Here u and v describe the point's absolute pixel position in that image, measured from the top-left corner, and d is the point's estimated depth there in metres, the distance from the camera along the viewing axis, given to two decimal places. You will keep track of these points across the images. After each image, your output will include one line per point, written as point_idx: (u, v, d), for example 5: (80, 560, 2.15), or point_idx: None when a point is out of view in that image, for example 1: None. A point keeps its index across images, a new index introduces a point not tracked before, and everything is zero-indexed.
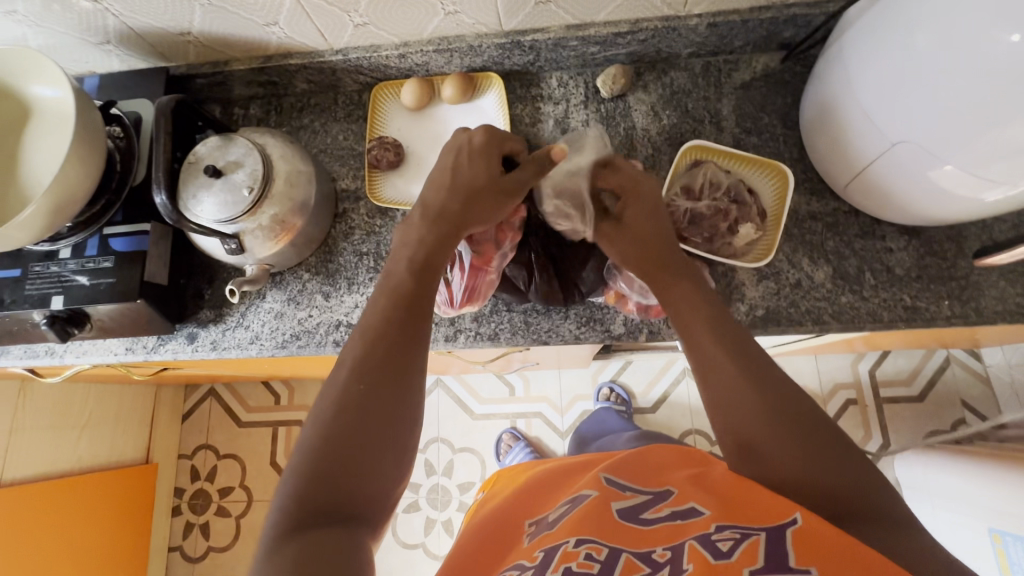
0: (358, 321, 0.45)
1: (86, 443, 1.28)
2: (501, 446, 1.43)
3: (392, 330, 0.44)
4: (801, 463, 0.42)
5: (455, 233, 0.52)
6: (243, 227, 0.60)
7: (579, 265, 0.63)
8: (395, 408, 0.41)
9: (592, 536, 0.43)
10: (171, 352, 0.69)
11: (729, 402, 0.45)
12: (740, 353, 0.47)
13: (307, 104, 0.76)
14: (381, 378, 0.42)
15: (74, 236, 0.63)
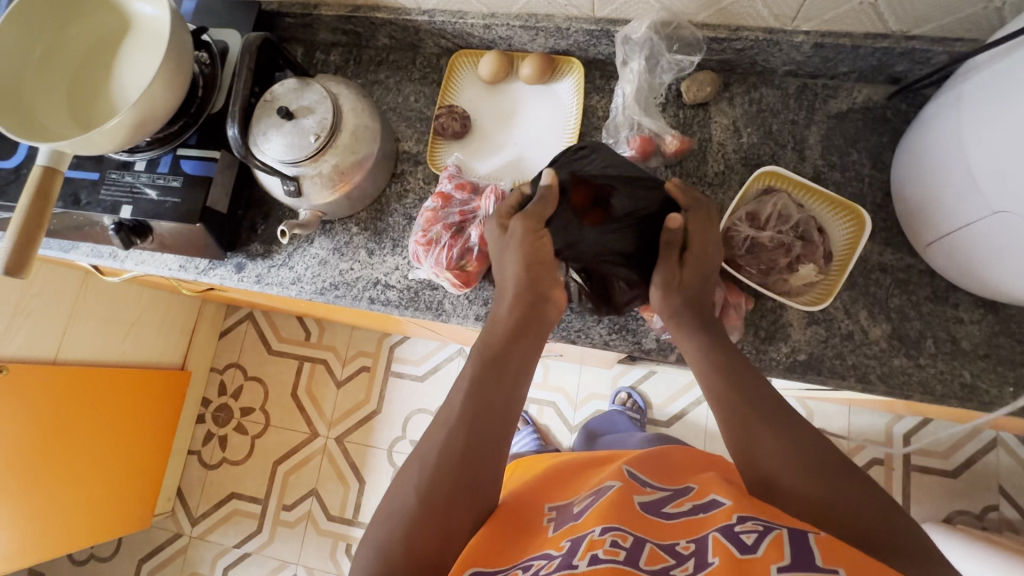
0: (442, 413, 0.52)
1: (132, 340, 1.36)
2: None
3: (474, 413, 0.50)
4: (821, 492, 0.48)
5: (531, 330, 0.56)
6: (304, 172, 0.62)
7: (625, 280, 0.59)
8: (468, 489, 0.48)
9: (618, 526, 0.49)
10: (218, 278, 0.72)
11: (756, 455, 0.51)
12: (761, 405, 0.53)
13: (385, 59, 0.76)
14: (466, 470, 0.48)
15: (150, 151, 0.66)
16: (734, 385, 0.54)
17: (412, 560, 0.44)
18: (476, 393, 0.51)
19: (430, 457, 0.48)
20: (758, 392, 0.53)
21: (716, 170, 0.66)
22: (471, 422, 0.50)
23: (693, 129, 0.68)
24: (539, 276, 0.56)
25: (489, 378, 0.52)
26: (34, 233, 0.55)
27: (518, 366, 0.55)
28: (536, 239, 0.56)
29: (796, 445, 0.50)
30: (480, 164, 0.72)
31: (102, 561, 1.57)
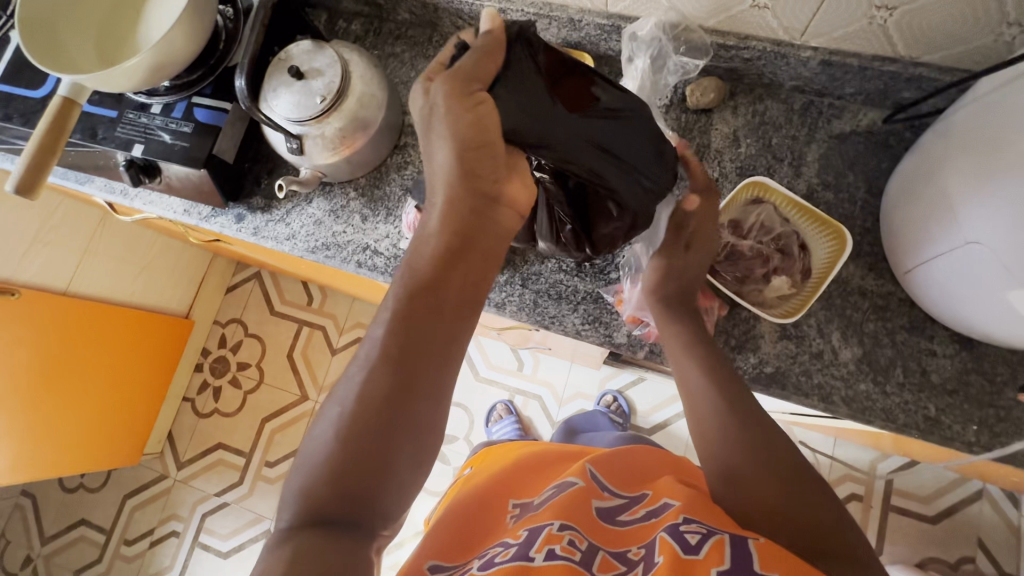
0: (365, 342, 0.48)
1: (141, 283, 1.41)
2: (493, 413, 1.48)
3: (403, 342, 0.47)
4: (776, 494, 0.49)
5: (466, 242, 0.51)
6: (308, 131, 0.64)
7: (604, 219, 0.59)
8: (398, 426, 0.45)
9: (575, 525, 0.50)
10: (218, 226, 0.75)
11: (717, 443, 0.52)
12: (731, 396, 0.53)
13: (403, 34, 0.78)
14: (396, 393, 0.45)
15: (167, 96, 0.69)
16: (712, 377, 0.53)
17: (336, 496, 0.43)
18: (406, 320, 0.48)
19: (352, 392, 0.45)
20: (730, 386, 0.53)
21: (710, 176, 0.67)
22: (399, 352, 0.46)
23: (693, 134, 0.68)
24: (479, 164, 0.51)
25: (421, 306, 0.48)
26: (46, 158, 0.58)
27: (457, 291, 0.50)
28: (476, 114, 0.49)
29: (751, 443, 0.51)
30: None
31: (90, 492, 1.64)
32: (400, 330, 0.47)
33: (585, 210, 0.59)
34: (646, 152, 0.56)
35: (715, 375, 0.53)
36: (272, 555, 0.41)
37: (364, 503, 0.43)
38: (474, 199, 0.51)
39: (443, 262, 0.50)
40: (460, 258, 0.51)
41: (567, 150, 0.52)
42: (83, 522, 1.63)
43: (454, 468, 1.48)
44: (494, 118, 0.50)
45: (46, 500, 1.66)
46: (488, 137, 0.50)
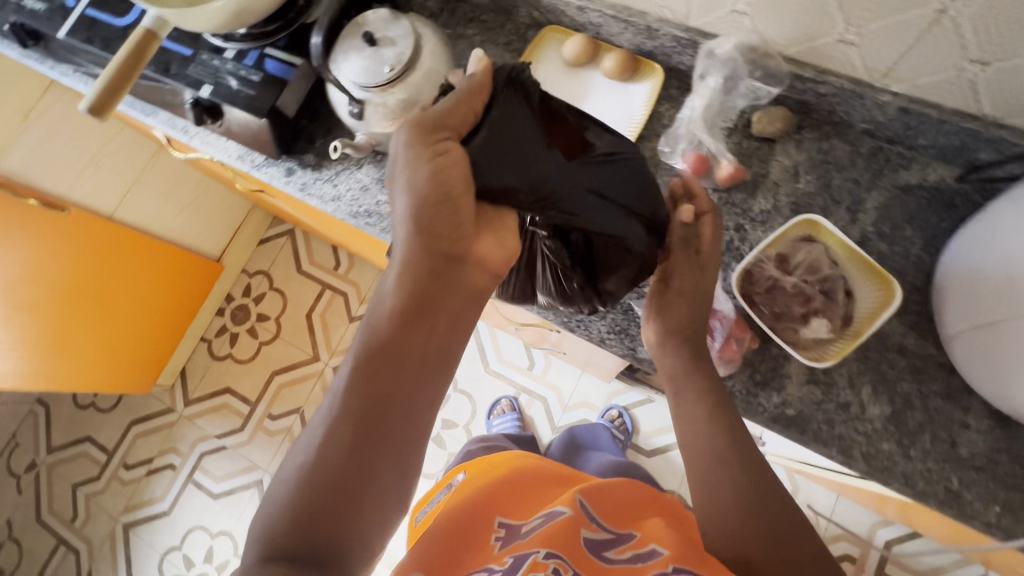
0: (330, 399, 0.53)
1: (182, 221, 1.45)
2: (495, 407, 1.50)
3: (362, 399, 0.52)
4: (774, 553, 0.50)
5: (423, 301, 0.57)
6: (370, 98, 0.65)
7: (608, 272, 0.59)
8: (356, 479, 0.50)
9: (561, 554, 0.52)
10: (268, 176, 0.77)
11: (713, 492, 0.53)
12: (735, 446, 0.53)
13: (477, 17, 0.78)
14: (357, 439, 0.51)
15: (242, 43, 0.70)
16: (715, 428, 0.54)
17: (298, 539, 0.47)
18: (365, 379, 0.53)
19: (314, 448, 0.51)
20: (736, 439, 0.54)
21: (762, 207, 0.65)
22: (360, 409, 0.52)
23: (753, 161, 0.67)
24: (436, 226, 0.56)
25: (379, 366, 0.54)
26: (121, 84, 0.60)
27: (418, 348, 0.56)
28: (438, 163, 0.54)
29: (746, 490, 0.52)
30: None
31: (99, 412, 1.70)
32: (361, 387, 0.53)
33: (590, 259, 0.58)
34: (639, 194, 0.56)
35: (721, 425, 0.54)
36: None
37: (325, 545, 0.48)
38: (432, 258, 0.56)
39: (402, 319, 0.56)
40: (417, 318, 0.56)
41: (563, 198, 0.54)
42: (89, 439, 1.69)
43: (449, 453, 1.49)
44: (459, 166, 0.54)
45: (58, 411, 1.72)
46: (454, 193, 0.55)
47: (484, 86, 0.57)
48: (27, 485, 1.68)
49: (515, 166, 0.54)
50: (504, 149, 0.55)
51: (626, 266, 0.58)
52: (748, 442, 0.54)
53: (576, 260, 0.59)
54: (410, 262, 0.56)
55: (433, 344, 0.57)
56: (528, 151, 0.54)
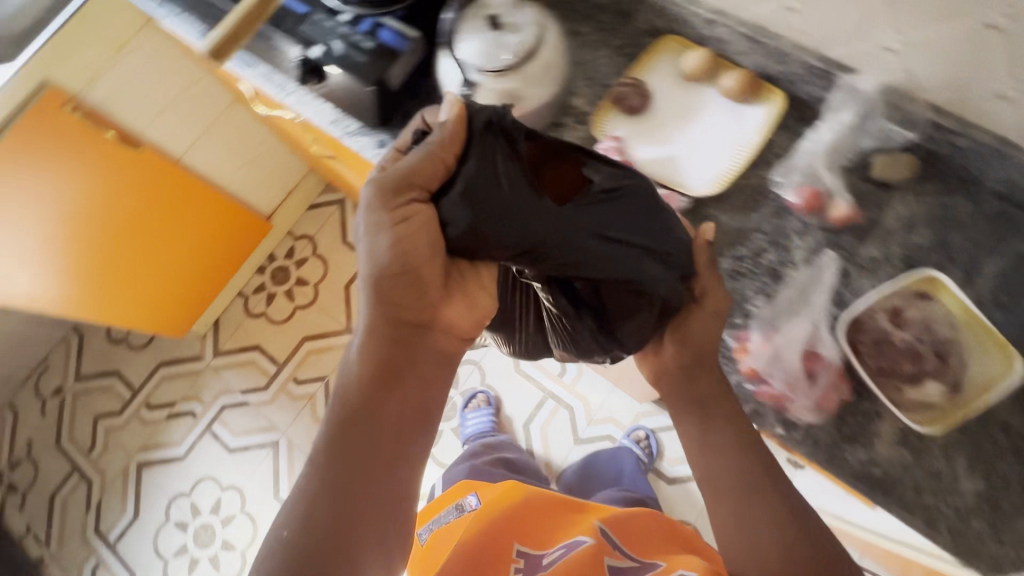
0: (310, 463, 0.60)
1: (242, 175, 1.45)
2: (472, 400, 1.48)
3: (341, 459, 0.60)
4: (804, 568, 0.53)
5: (392, 364, 0.64)
6: (483, 80, 0.63)
7: (624, 317, 0.60)
8: (343, 529, 0.57)
9: None
10: (359, 146, 0.75)
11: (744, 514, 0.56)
12: (762, 473, 0.57)
13: (593, 15, 0.75)
14: (339, 505, 0.58)
15: (360, 9, 0.69)
16: (744, 456, 0.58)
17: None
18: (344, 443, 0.60)
19: (301, 509, 0.58)
20: (761, 466, 0.58)
21: (871, 254, 0.62)
22: (342, 469, 0.59)
23: (867, 206, 0.64)
24: (401, 297, 0.62)
25: (355, 428, 0.61)
26: None
27: (391, 407, 0.63)
28: (402, 230, 0.58)
29: (761, 532, 0.55)
30: (641, 149, 0.69)
31: (131, 349, 1.72)
32: (339, 449, 0.60)
33: (602, 303, 0.60)
34: (640, 243, 0.56)
35: (749, 454, 0.58)
36: None
37: None
38: (398, 327, 0.64)
39: (371, 384, 0.63)
40: (388, 381, 0.63)
41: (551, 251, 0.55)
42: (117, 374, 1.71)
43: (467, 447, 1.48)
44: (429, 228, 0.58)
45: (92, 342, 1.75)
46: (416, 262, 0.60)
47: (455, 134, 0.58)
48: (52, 409, 1.71)
49: (502, 212, 0.55)
50: (483, 199, 0.56)
51: (642, 312, 0.59)
52: (769, 486, 0.56)
53: (582, 307, 0.61)
54: (376, 329, 0.63)
55: (405, 403, 0.64)
56: (506, 202, 0.55)
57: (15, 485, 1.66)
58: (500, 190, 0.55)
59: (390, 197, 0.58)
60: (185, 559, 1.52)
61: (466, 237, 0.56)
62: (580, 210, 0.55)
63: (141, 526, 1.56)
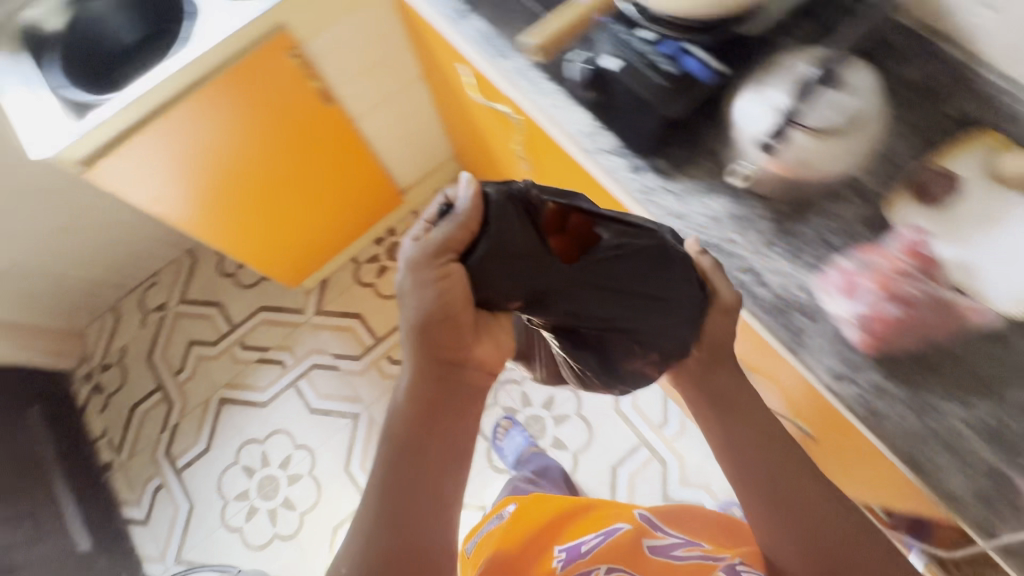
0: (364, 507, 0.60)
1: (397, 146, 1.45)
2: (497, 430, 1.47)
3: (394, 501, 0.59)
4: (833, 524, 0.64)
5: (438, 399, 0.63)
6: (803, 137, 0.60)
7: (627, 356, 0.67)
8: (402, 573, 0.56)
9: None
10: (606, 166, 0.72)
11: (777, 496, 0.66)
12: (781, 459, 0.67)
13: (896, 87, 0.69)
14: (391, 546, 0.57)
15: (665, 30, 0.66)
16: (762, 446, 0.67)
17: None
18: (394, 485, 0.60)
19: (358, 554, 0.57)
20: (775, 449, 0.67)
21: None
22: (396, 513, 0.59)
23: None
24: (443, 336, 0.62)
25: (404, 468, 0.60)
26: None
27: (439, 443, 0.62)
28: (443, 283, 0.60)
29: (792, 509, 0.65)
30: (940, 247, 0.59)
31: (238, 285, 1.75)
32: (389, 491, 0.59)
33: (604, 347, 0.67)
34: (642, 297, 0.63)
35: (766, 448, 0.67)
36: None
37: None
38: (438, 365, 0.63)
39: (416, 422, 0.62)
40: (432, 417, 0.62)
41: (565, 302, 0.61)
42: (218, 306, 1.74)
43: None
44: (458, 288, 0.60)
45: (202, 269, 1.78)
46: (455, 307, 0.61)
47: (475, 201, 0.60)
48: (151, 324, 1.75)
49: (525, 284, 0.61)
50: (501, 265, 0.60)
51: (639, 355, 0.67)
52: (785, 464, 0.66)
53: (587, 349, 0.67)
54: (420, 366, 0.63)
55: (446, 441, 0.62)
56: (524, 261, 0.60)
57: (102, 386, 1.70)
58: (518, 263, 0.60)
59: (427, 254, 0.60)
60: (244, 505, 1.51)
61: (489, 301, 0.62)
62: (590, 271, 0.61)
63: (210, 460, 1.57)
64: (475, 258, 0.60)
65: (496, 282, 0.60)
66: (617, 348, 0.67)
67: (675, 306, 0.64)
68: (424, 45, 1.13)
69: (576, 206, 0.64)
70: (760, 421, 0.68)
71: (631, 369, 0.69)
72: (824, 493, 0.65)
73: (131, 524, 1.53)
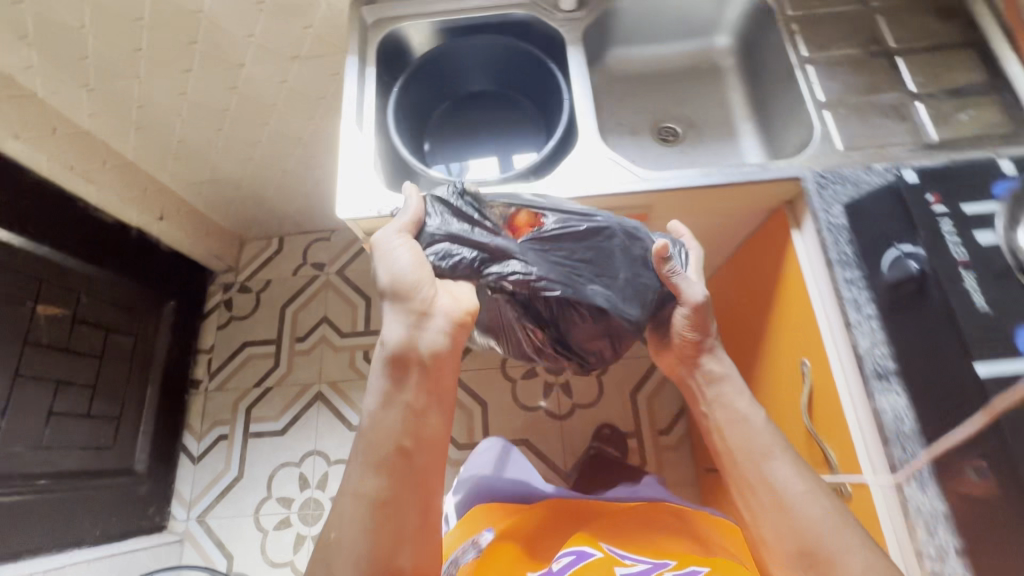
0: (359, 450, 0.70)
1: None
2: None
3: (387, 438, 0.69)
4: (804, 525, 0.65)
5: (422, 352, 0.71)
6: None
7: (573, 321, 0.67)
8: (401, 490, 0.67)
9: None
10: None
11: (750, 492, 0.70)
12: (747, 459, 0.72)
13: None
14: (388, 466, 0.68)
15: None
16: (736, 438, 0.74)
17: (385, 541, 0.65)
18: (387, 423, 0.69)
19: (362, 486, 0.67)
20: (745, 446, 0.73)
21: None
22: (392, 449, 0.68)
23: None
24: (412, 289, 0.70)
25: (393, 409, 0.70)
26: None
27: (426, 380, 0.71)
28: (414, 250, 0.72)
29: (771, 485, 0.69)
30: None
31: None
32: (381, 432, 0.69)
33: (555, 318, 0.68)
34: (573, 271, 0.66)
35: (738, 445, 0.73)
36: None
37: (402, 536, 0.66)
38: (411, 311, 0.70)
39: (400, 376, 0.70)
40: (412, 370, 0.70)
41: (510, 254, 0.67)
42: (367, 301, 1.66)
43: None
44: (412, 256, 0.71)
45: None
46: (423, 271, 0.71)
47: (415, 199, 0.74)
48: (304, 277, 1.71)
49: (477, 249, 0.68)
50: (450, 240, 0.70)
51: (586, 323, 0.67)
52: (768, 451, 0.71)
53: (543, 317, 0.69)
54: (396, 317, 0.71)
55: (432, 386, 0.71)
56: (462, 233, 0.70)
57: (232, 305, 1.70)
58: (471, 232, 0.70)
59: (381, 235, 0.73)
60: (280, 512, 1.45)
61: (449, 267, 0.70)
62: (535, 242, 0.68)
63: (278, 445, 1.52)
64: (433, 233, 0.72)
65: (446, 246, 0.70)
66: (563, 319, 0.68)
67: (619, 287, 0.68)
68: (762, 281, 0.90)
69: (525, 202, 0.71)
70: (744, 410, 0.75)
71: (576, 335, 0.69)
72: (810, 480, 0.68)
73: (183, 452, 1.53)
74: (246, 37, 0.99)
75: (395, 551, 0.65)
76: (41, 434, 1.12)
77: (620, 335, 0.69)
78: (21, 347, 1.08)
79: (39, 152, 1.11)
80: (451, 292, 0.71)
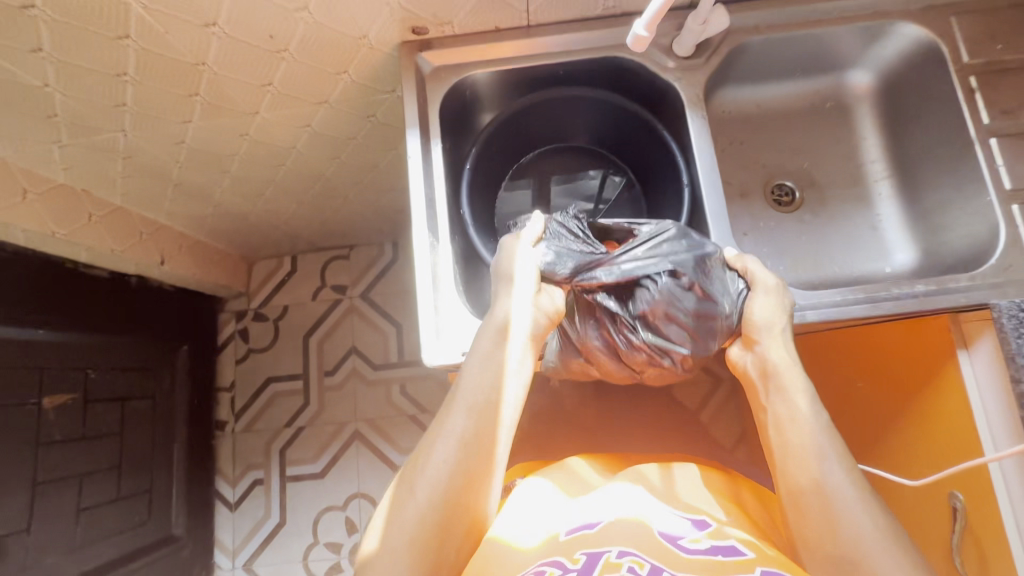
0: (454, 388, 0.60)
1: None
2: None
3: (486, 388, 0.59)
4: (854, 528, 0.52)
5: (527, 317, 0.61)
6: None
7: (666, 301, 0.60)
8: (483, 453, 0.58)
9: (637, 552, 0.49)
10: None
11: (790, 478, 0.56)
12: (803, 446, 0.57)
13: None
14: (480, 423, 0.58)
15: None
16: (793, 421, 0.58)
17: (449, 502, 0.55)
18: (487, 371, 0.60)
19: (451, 427, 0.58)
20: (803, 432, 0.58)
21: None
22: (481, 404, 0.58)
23: None
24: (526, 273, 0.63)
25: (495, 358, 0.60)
26: None
27: (531, 339, 0.61)
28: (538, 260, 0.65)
29: (823, 487, 0.54)
30: None
31: None
32: (484, 377, 0.60)
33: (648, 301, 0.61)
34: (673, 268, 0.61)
35: (792, 426, 0.58)
36: (409, 541, 0.53)
37: (462, 501, 0.56)
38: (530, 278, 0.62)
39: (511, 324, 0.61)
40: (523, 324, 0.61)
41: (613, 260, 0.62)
42: (398, 328, 1.52)
43: None
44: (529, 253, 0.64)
45: (400, 274, 1.54)
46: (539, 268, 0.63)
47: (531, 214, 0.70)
48: (325, 301, 1.55)
49: (579, 258, 0.63)
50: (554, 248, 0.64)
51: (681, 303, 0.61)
52: (827, 448, 0.56)
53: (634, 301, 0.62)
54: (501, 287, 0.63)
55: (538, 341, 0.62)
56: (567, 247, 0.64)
57: (248, 336, 1.55)
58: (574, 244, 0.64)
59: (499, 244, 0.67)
60: (330, 557, 1.40)
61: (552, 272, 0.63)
62: (635, 249, 0.62)
63: (319, 489, 1.44)
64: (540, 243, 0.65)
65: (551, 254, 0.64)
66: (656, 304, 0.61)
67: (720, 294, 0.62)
68: (881, 383, 0.80)
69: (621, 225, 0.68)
70: (804, 410, 0.59)
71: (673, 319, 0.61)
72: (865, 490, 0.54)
73: (218, 500, 1.45)
74: (260, 86, 0.77)
75: (459, 500, 0.56)
76: (73, 534, 1.03)
77: (706, 321, 0.61)
78: (32, 452, 0.97)
79: (9, 226, 0.90)
80: (549, 293, 0.63)
